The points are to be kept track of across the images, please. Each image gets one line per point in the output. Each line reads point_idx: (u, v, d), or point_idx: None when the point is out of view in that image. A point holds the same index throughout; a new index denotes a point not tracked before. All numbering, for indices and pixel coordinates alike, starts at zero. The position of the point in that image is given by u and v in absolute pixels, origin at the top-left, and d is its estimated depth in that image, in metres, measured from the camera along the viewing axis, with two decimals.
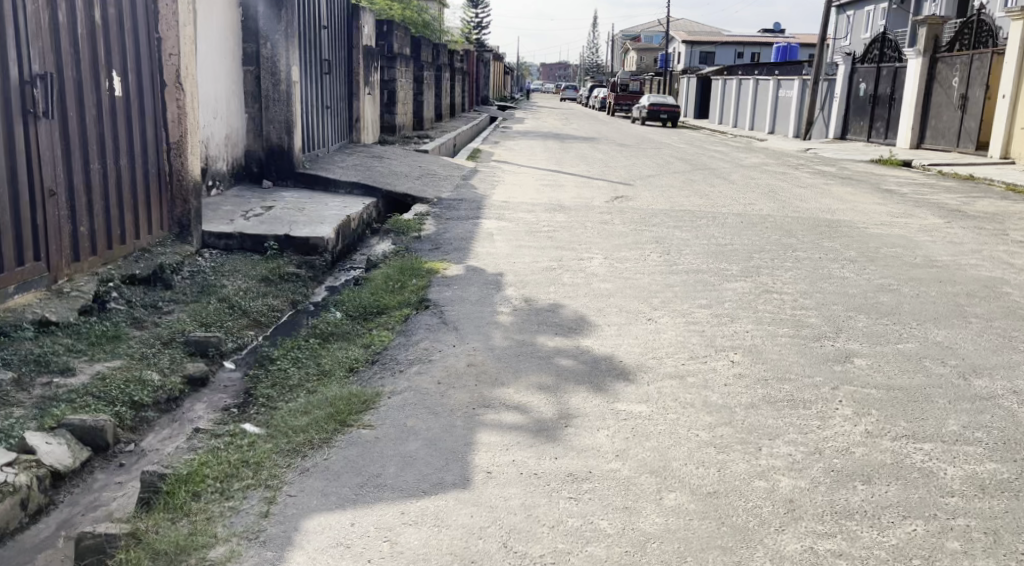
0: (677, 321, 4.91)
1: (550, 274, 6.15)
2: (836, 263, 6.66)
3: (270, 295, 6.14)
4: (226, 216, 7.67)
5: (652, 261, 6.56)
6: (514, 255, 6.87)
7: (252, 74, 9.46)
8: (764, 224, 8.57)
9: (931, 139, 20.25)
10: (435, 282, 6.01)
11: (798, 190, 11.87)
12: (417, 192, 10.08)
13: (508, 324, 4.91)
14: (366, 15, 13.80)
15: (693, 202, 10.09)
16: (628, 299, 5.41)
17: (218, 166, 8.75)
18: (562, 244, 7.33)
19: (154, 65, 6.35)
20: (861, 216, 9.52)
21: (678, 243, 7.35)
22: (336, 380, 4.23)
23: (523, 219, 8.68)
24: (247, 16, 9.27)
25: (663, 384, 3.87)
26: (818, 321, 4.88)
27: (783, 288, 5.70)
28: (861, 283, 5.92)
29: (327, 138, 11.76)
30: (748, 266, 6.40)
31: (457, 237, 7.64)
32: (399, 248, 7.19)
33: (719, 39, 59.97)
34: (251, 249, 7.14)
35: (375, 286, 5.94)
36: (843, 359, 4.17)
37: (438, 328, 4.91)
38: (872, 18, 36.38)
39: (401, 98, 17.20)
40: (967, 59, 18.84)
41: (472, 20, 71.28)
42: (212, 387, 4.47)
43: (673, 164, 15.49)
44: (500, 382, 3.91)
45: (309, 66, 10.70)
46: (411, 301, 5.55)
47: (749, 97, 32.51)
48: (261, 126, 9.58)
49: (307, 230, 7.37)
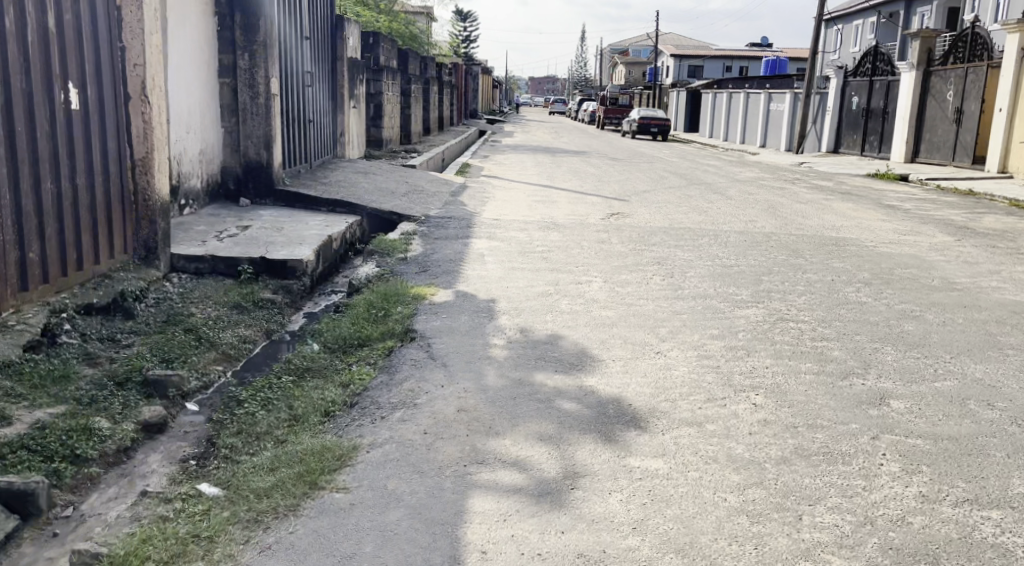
0: (687, 355, 4.46)
1: (546, 300, 5.70)
2: (850, 286, 6.25)
3: (242, 326, 5.67)
4: (197, 238, 7.21)
5: (655, 285, 6.12)
6: (507, 278, 6.42)
7: (229, 87, 8.99)
8: (769, 243, 8.16)
9: (926, 152, 19.96)
10: (422, 309, 5.56)
11: (798, 206, 11.48)
12: (404, 210, 9.63)
13: (502, 359, 4.44)
14: (351, 26, 13.39)
15: (692, 220, 9.68)
16: (632, 329, 4.97)
17: (192, 183, 8.29)
18: (558, 266, 6.88)
19: (117, 76, 5.90)
20: (867, 234, 9.13)
21: (681, 264, 6.92)
22: (309, 429, 3.77)
23: (516, 238, 8.25)
24: (223, 26, 8.82)
25: (680, 433, 3.42)
26: (843, 354, 4.44)
27: (799, 315, 5.28)
28: (881, 309, 5.50)
29: (310, 153, 11.30)
30: (758, 291, 5.98)
31: (446, 259, 7.19)
32: (383, 271, 6.74)
33: (707, 53, 59.98)
34: (224, 273, 6.68)
35: (357, 315, 5.49)
36: (878, 401, 3.72)
37: (424, 364, 4.45)
38: (861, 32, 36.32)
39: (389, 112, 16.81)
40: (961, 73, 18.58)
41: (460, 36, 71.30)
42: (171, 434, 4.00)
43: (667, 179, 15.10)
44: (494, 431, 3.44)
45: (290, 78, 10.24)
46: (395, 331, 5.08)
47: (739, 111, 32.25)
48: (239, 141, 9.12)
49: (285, 252, 6.91)
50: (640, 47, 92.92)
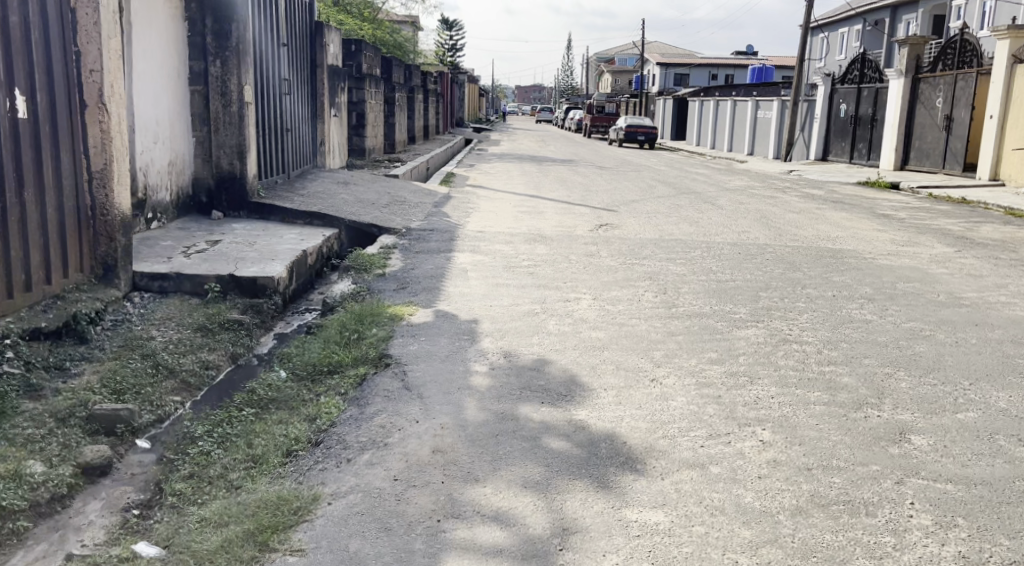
0: (686, 384, 4.10)
1: (532, 320, 5.33)
2: (853, 302, 5.92)
3: (204, 350, 5.29)
4: (162, 253, 6.82)
5: (647, 303, 5.77)
6: (491, 296, 6.05)
7: (200, 95, 8.59)
8: (764, 255, 7.83)
9: (916, 160, 19.76)
10: (399, 331, 5.19)
11: (790, 215, 11.18)
12: (384, 222, 9.25)
13: (484, 389, 4.07)
14: (331, 33, 13.01)
15: (683, 231, 9.35)
16: (625, 352, 4.60)
17: (160, 196, 7.89)
18: (545, 282, 6.52)
19: (72, 83, 5.50)
20: (865, 245, 8.82)
21: (674, 279, 6.58)
22: (268, 473, 3.39)
23: (501, 252, 7.88)
24: (193, 31, 8.43)
25: (681, 478, 3.05)
26: (854, 382, 4.09)
27: (803, 336, 4.93)
28: (889, 328, 5.17)
29: (287, 163, 10.91)
30: (757, 308, 5.63)
31: (426, 274, 6.82)
32: (359, 289, 6.37)
33: (692, 61, 60.01)
34: (190, 292, 6.29)
35: (328, 338, 5.12)
36: (898, 437, 3.37)
37: (398, 395, 4.08)
38: (848, 40, 36.28)
39: (372, 120, 16.45)
40: (951, 80, 18.36)
41: (447, 45, 71.14)
42: (116, 477, 3.62)
43: (656, 188, 14.79)
44: (472, 477, 3.08)
45: (265, 85, 9.84)
46: (368, 358, 4.72)
47: (726, 119, 32.08)
48: (210, 151, 8.73)
49: (255, 269, 6.52)
50: (627, 55, 92.90)
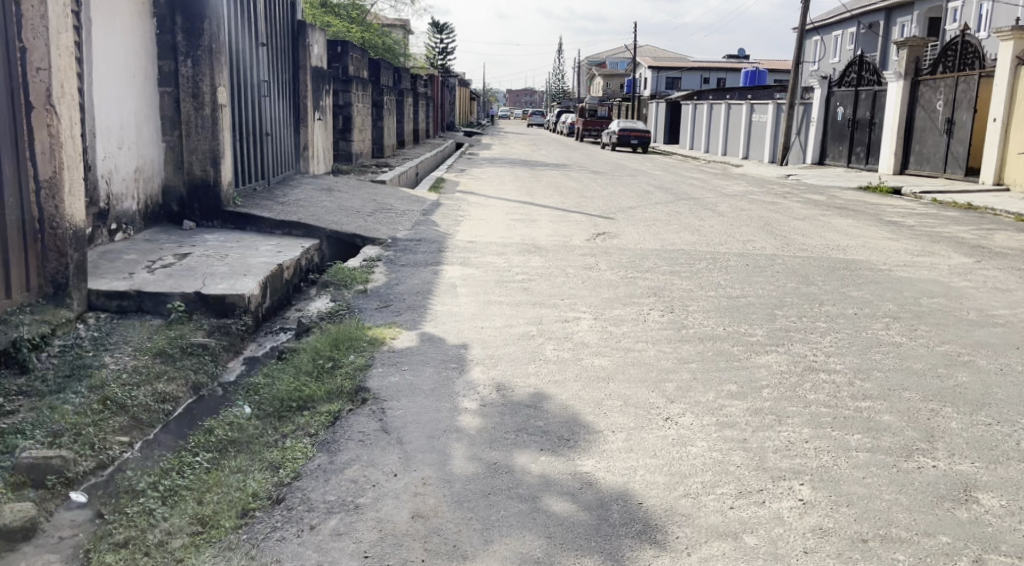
0: (705, 425, 3.59)
1: (528, 345, 4.79)
2: (877, 320, 5.42)
3: (162, 378, 4.77)
4: (123, 268, 6.30)
5: (654, 324, 5.25)
6: (481, 316, 5.51)
7: (170, 97, 8.05)
8: (774, 267, 7.33)
9: (915, 164, 19.30)
10: (379, 357, 4.66)
11: (795, 223, 10.69)
12: (369, 232, 8.72)
13: (474, 431, 3.54)
14: (315, 32, 12.47)
15: (684, 240, 8.83)
16: (632, 385, 4.08)
17: (123, 205, 7.36)
18: (540, 299, 5.99)
19: (13, 82, 4.95)
20: (878, 254, 8.32)
21: (681, 295, 6.06)
22: (216, 542, 2.89)
23: (492, 264, 7.35)
24: (163, 28, 7.91)
25: (711, 554, 2.56)
26: (897, 420, 3.57)
27: (830, 364, 4.40)
28: (923, 353, 4.65)
29: (267, 168, 10.35)
30: (775, 330, 5.11)
31: (411, 290, 6.28)
32: (338, 308, 5.84)
33: (684, 64, 59.60)
34: (152, 312, 5.77)
35: (299, 368, 4.58)
36: (964, 495, 2.87)
37: (375, 440, 3.55)
38: (842, 42, 35.93)
39: (359, 124, 15.89)
40: (951, 83, 17.88)
41: (438, 48, 70.59)
42: (39, 543, 3.13)
43: (654, 194, 14.30)
44: (458, 556, 2.60)
45: (243, 86, 9.27)
46: (344, 391, 4.19)
47: (721, 122, 31.61)
48: (182, 157, 8.20)
49: (223, 286, 5.98)
50: (618, 59, 92.66)
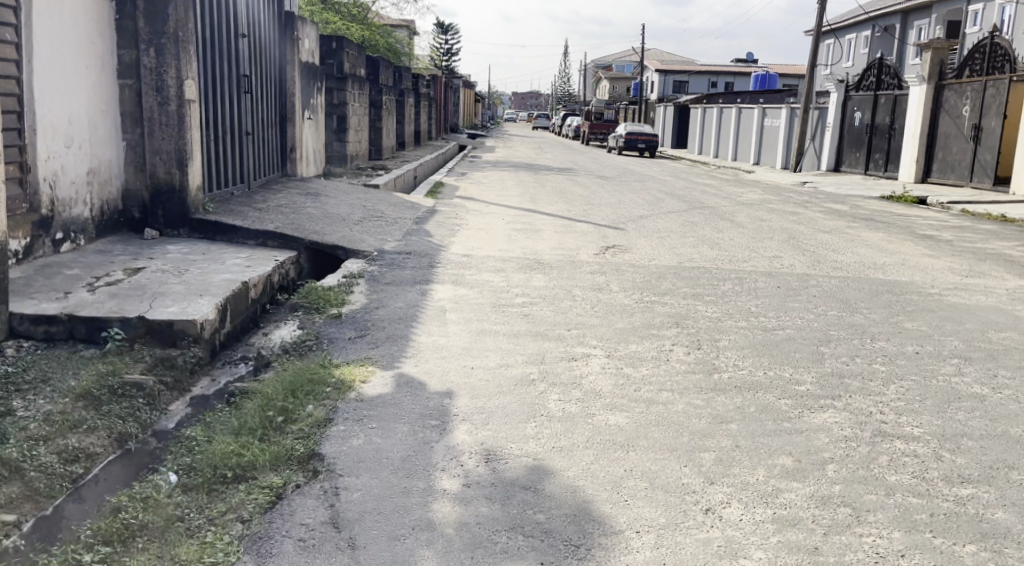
0: (758, 522, 2.71)
1: (527, 393, 3.92)
2: (945, 363, 4.52)
3: (77, 430, 3.88)
4: (58, 287, 5.43)
5: (678, 366, 4.36)
6: (471, 352, 4.62)
7: (131, 90, 7.21)
8: (809, 290, 6.44)
9: (938, 173, 18.40)
10: (342, 409, 3.77)
11: (821, 236, 9.83)
12: (353, 244, 7.84)
13: (452, 533, 2.69)
14: (305, 25, 11.62)
15: (704, 256, 7.93)
16: (659, 458, 3.20)
17: (72, 210, 6.52)
18: (541, 329, 5.10)
19: None
20: (922, 274, 7.45)
21: (706, 326, 5.17)
22: None
23: (488, 283, 6.47)
24: (123, 14, 7.09)
25: None
26: (1017, 521, 2.69)
27: (904, 427, 3.49)
28: (1015, 409, 3.77)
29: (246, 171, 9.48)
30: (826, 376, 4.20)
31: (393, 316, 5.41)
32: (306, 339, 4.97)
33: (692, 68, 58.88)
34: (86, 341, 4.91)
35: (242, 421, 3.69)
36: None
37: (319, 541, 2.68)
38: (856, 46, 35.15)
39: (355, 124, 15.03)
40: (979, 86, 17.02)
41: (442, 49, 69.86)
42: None
43: (664, 201, 13.43)
44: None
45: (217, 80, 8.42)
46: (294, 460, 3.32)
47: (731, 127, 30.69)
48: (145, 158, 7.35)
49: (173, 309, 5.11)
50: (625, 62, 92.25)
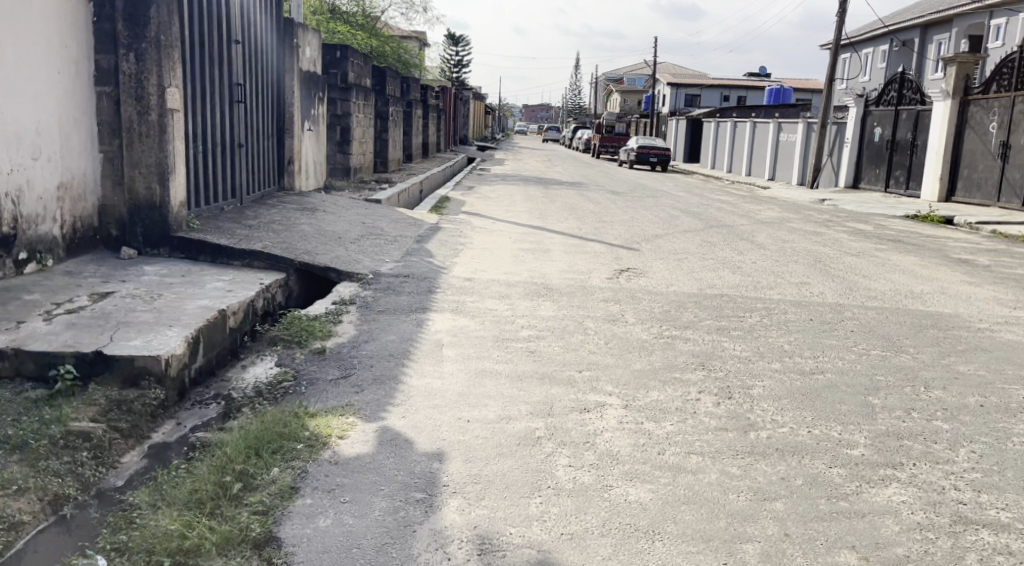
0: None
1: (532, 457, 3.32)
2: (1016, 420, 3.90)
3: (4, 493, 3.29)
4: (11, 315, 4.87)
5: (709, 421, 3.75)
6: (468, 399, 4.03)
7: (110, 98, 6.68)
8: (845, 325, 5.83)
9: (963, 191, 17.76)
10: (314, 472, 3.21)
11: (849, 259, 9.20)
12: (347, 265, 7.27)
13: None
14: (307, 32, 11.10)
15: (726, 282, 7.32)
16: (692, 552, 2.63)
17: (39, 227, 5.98)
18: (549, 370, 4.51)
19: None
20: (966, 305, 6.82)
21: (736, 370, 4.56)
22: None
23: (492, 312, 5.88)
24: (101, 16, 6.57)
25: None
26: None
27: (989, 512, 2.89)
28: None
29: (238, 184, 8.92)
30: (882, 438, 3.58)
31: (382, 352, 4.83)
32: (283, 380, 4.40)
33: (705, 82, 58.31)
34: (35, 379, 4.35)
35: (194, 487, 3.11)
36: None
37: None
38: (873, 61, 34.51)
39: (359, 135, 14.49)
40: (1008, 102, 16.37)
41: (453, 60, 69.49)
42: None
43: (680, 219, 12.82)
44: None
45: (204, 86, 7.87)
46: (249, 544, 2.73)
47: (745, 141, 30.08)
48: (123, 171, 6.81)
49: (137, 342, 4.54)
50: (636, 76, 91.88)
